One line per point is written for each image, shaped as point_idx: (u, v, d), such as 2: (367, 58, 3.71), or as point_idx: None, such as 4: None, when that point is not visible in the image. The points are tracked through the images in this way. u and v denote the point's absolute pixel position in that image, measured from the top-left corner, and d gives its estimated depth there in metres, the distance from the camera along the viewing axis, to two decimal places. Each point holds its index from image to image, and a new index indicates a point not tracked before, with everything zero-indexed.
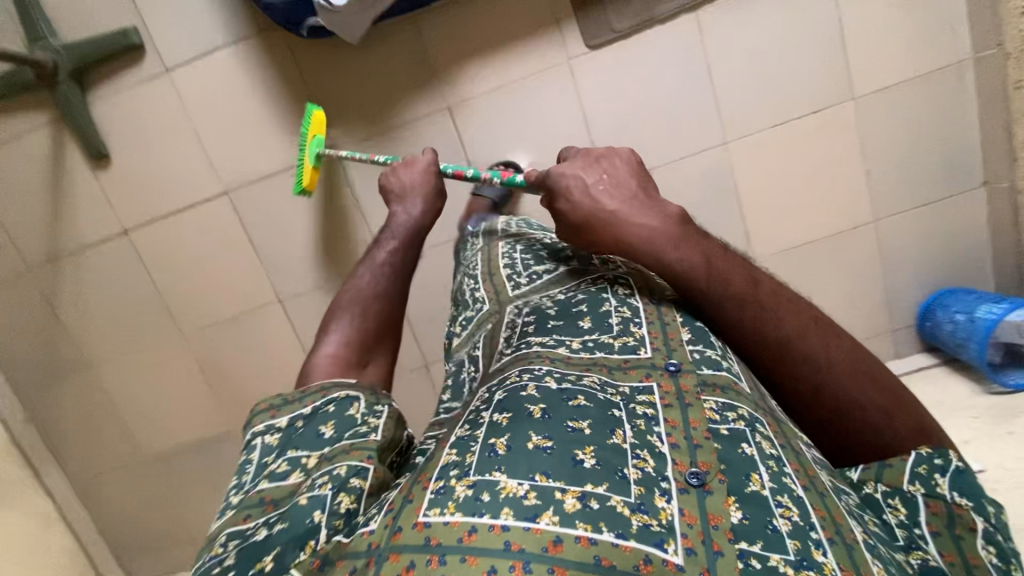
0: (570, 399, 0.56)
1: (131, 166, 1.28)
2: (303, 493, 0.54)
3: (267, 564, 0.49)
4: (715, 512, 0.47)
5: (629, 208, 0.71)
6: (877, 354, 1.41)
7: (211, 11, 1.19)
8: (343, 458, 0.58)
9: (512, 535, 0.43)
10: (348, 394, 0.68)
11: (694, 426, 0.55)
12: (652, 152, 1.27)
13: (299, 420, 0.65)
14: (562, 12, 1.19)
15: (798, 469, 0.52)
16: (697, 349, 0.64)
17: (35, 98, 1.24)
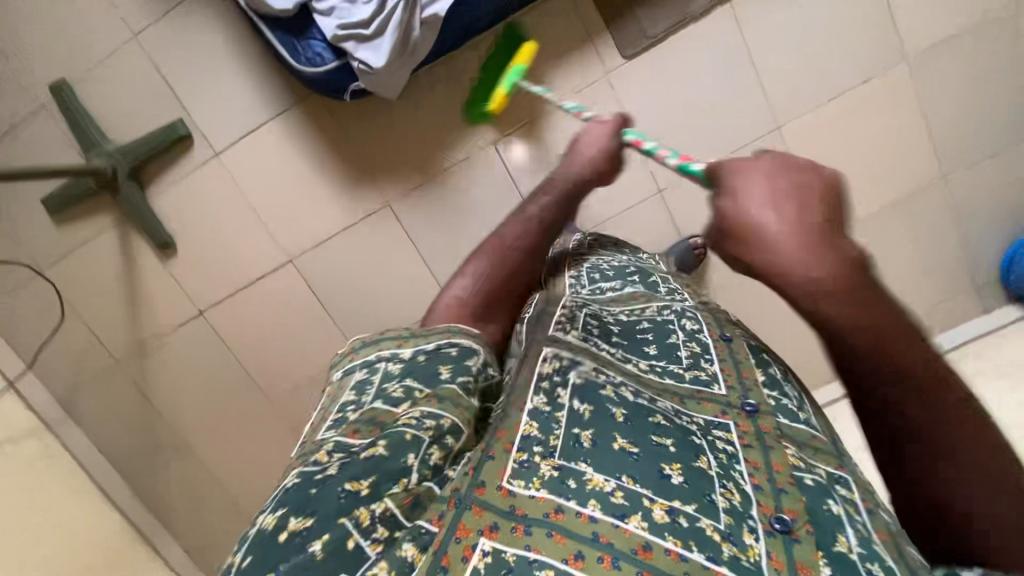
0: (650, 415, 0.49)
1: (196, 250, 1.31)
2: (408, 424, 0.45)
3: (363, 490, 0.41)
4: (805, 564, 0.40)
5: (821, 241, 0.43)
6: (966, 312, 1.36)
7: (252, 91, 1.22)
8: (452, 407, 0.48)
9: (599, 527, 0.39)
10: (471, 345, 0.55)
11: (776, 469, 0.47)
12: (704, 148, 1.24)
13: (421, 354, 0.53)
14: (594, 27, 1.18)
15: (887, 540, 0.44)
16: (775, 395, 0.55)
17: (99, 202, 1.29)
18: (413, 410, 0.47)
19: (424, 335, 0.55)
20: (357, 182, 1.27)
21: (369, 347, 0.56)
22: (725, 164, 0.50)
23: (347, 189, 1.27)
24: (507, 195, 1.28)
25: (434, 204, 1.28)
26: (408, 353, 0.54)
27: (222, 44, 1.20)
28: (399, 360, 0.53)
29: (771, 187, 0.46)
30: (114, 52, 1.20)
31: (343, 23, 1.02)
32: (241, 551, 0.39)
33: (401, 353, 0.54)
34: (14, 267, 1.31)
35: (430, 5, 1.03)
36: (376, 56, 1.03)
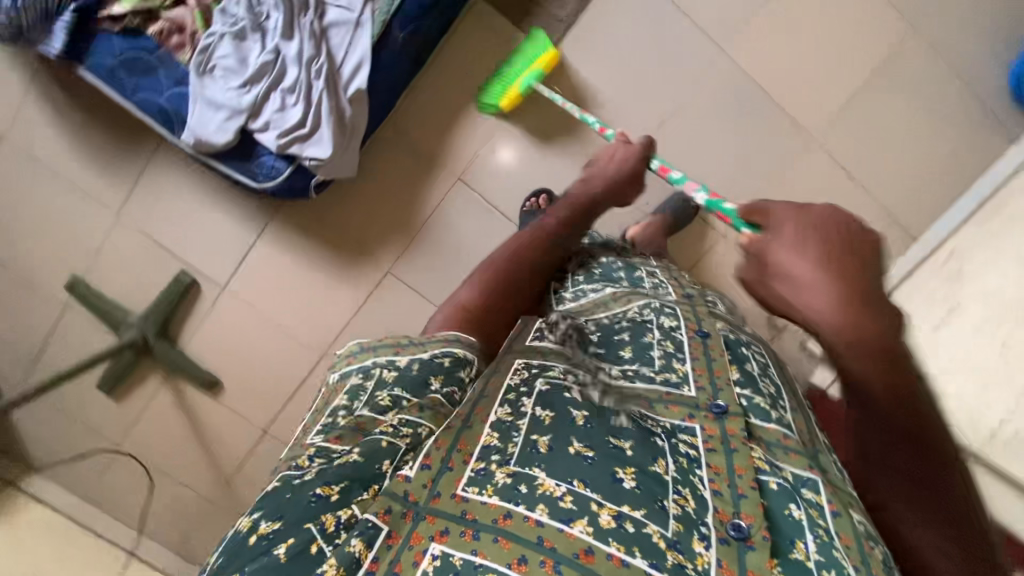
0: (613, 413, 0.50)
1: (240, 378, 1.39)
2: (386, 431, 0.47)
3: (334, 496, 0.43)
4: (756, 572, 0.42)
5: (860, 294, 0.42)
6: (999, 150, 1.26)
7: (231, 223, 1.29)
8: (432, 415, 0.50)
9: (545, 531, 0.40)
10: (465, 355, 0.56)
11: (739, 473, 0.49)
12: (661, 98, 1.22)
13: (415, 361, 0.54)
14: (508, 34, 1.20)
15: (851, 545, 0.46)
16: (747, 393, 0.57)
17: (144, 369, 1.38)
18: (394, 416, 0.49)
19: (422, 344, 0.56)
20: (353, 263, 1.31)
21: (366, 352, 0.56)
22: (778, 204, 0.49)
23: (346, 272, 1.32)
24: (491, 218, 1.28)
25: (425, 257, 1.30)
26: (404, 361, 0.54)
27: (190, 193, 1.27)
28: (395, 368, 0.53)
29: (823, 237, 0.44)
30: (106, 237, 1.30)
31: (282, 131, 1.06)
32: (217, 552, 0.42)
33: (397, 360, 0.54)
34: (98, 454, 1.41)
35: (350, 81, 1.07)
36: (322, 147, 1.06)
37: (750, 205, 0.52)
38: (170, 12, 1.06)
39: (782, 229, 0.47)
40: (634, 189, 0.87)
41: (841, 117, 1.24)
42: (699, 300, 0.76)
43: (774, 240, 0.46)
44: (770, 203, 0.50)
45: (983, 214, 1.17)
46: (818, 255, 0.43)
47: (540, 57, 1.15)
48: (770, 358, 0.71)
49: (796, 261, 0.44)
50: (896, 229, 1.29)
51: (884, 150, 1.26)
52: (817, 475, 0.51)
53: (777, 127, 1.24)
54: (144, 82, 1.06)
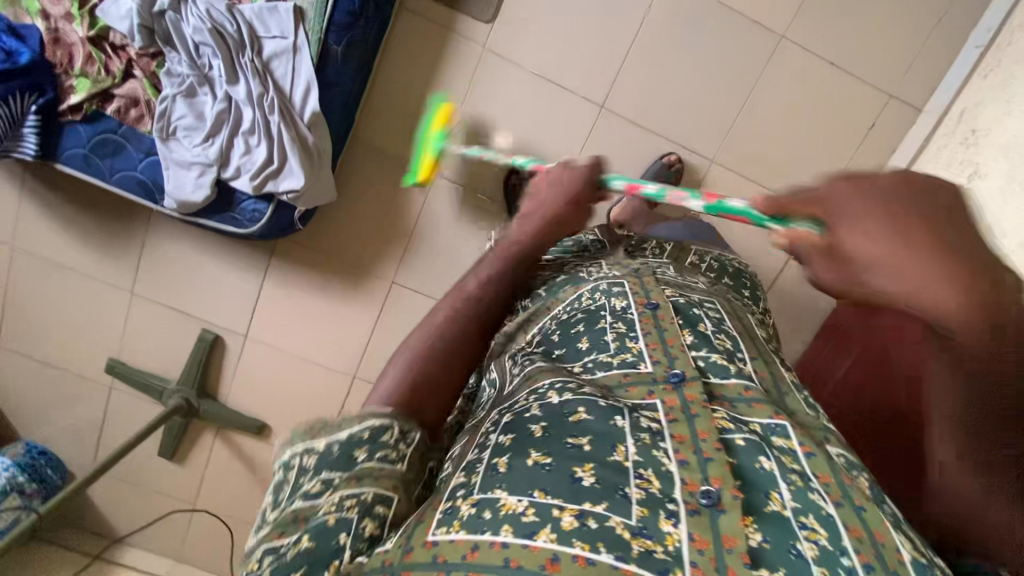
0: (570, 414, 0.52)
1: (283, 416, 1.43)
2: (328, 511, 0.47)
3: None
4: (730, 535, 0.43)
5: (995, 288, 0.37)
6: None
7: (235, 273, 1.33)
8: (373, 481, 0.49)
9: (509, 551, 0.40)
10: (384, 421, 0.54)
11: (703, 437, 0.51)
12: (614, 40, 1.18)
13: (335, 443, 0.52)
14: (444, 18, 1.16)
15: (828, 481, 0.49)
16: (703, 355, 0.65)
17: (195, 429, 1.44)
18: (333, 495, 0.48)
19: (338, 424, 0.53)
20: (357, 283, 1.33)
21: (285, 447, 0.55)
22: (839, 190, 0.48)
23: (353, 293, 1.34)
24: (477, 204, 1.27)
25: (425, 260, 1.31)
26: (322, 445, 0.52)
27: (190, 255, 1.31)
28: (314, 453, 0.52)
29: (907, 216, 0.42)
30: (128, 315, 1.36)
31: (253, 173, 1.07)
32: None
33: (315, 445, 0.53)
34: (176, 513, 1.51)
35: (303, 108, 1.08)
36: (295, 177, 1.07)
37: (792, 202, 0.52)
38: (122, 86, 1.08)
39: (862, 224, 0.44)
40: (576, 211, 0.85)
41: (808, 7, 1.16)
42: (644, 270, 0.83)
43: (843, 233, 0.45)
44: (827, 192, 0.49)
45: (986, 67, 1.10)
46: (910, 244, 0.40)
47: (438, 118, 1.18)
48: (722, 310, 0.78)
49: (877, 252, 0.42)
50: (896, 107, 1.21)
51: (862, 28, 1.17)
52: (784, 421, 0.56)
53: (743, 37, 1.17)
54: (117, 161, 1.10)
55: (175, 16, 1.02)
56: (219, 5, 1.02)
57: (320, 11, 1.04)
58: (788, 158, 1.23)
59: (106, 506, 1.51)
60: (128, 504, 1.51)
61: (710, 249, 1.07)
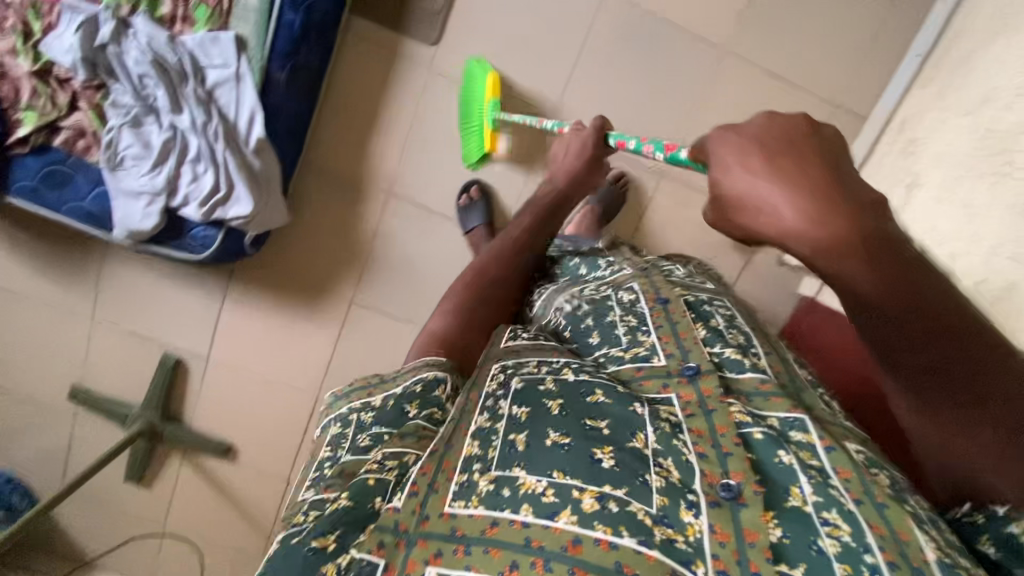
0: (589, 395, 0.60)
1: (248, 438, 1.44)
2: (372, 470, 0.57)
3: (329, 546, 0.51)
4: (751, 529, 0.49)
5: (863, 240, 0.43)
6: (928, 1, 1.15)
7: (195, 297, 1.33)
8: (415, 441, 0.61)
9: (530, 531, 0.47)
10: (434, 377, 0.70)
11: (721, 433, 0.57)
12: (560, 58, 1.19)
13: (390, 399, 0.67)
14: (390, 41, 1.17)
15: (848, 477, 0.54)
16: (717, 352, 0.72)
17: (161, 454, 1.45)
18: (379, 452, 0.59)
19: (392, 384, 0.70)
20: (317, 304, 1.33)
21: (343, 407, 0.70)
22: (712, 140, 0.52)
23: (313, 314, 1.34)
24: (431, 221, 1.28)
25: (381, 280, 1.31)
26: (377, 401, 0.68)
27: (149, 281, 1.32)
28: (371, 407, 0.67)
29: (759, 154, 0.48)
30: (90, 341, 1.37)
31: (201, 201, 1.08)
32: None
33: (371, 401, 0.68)
34: (147, 537, 1.52)
35: (249, 134, 1.09)
36: (243, 204, 1.08)
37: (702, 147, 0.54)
38: (68, 119, 1.09)
39: (723, 167, 0.50)
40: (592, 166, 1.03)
41: (748, 20, 1.17)
42: (654, 270, 0.90)
43: (722, 178, 0.49)
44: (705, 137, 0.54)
45: (926, 75, 1.11)
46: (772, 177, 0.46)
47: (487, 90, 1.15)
48: (732, 306, 0.86)
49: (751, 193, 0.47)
50: (842, 116, 1.22)
51: (805, 40, 1.18)
52: (800, 414, 0.62)
53: (687, 50, 1.19)
54: (68, 193, 1.11)
55: (116, 48, 1.03)
56: (161, 37, 1.04)
57: (261, 40, 1.06)
58: None
59: (76, 532, 1.52)
60: (98, 529, 1.52)
61: (689, 258, 1.10)
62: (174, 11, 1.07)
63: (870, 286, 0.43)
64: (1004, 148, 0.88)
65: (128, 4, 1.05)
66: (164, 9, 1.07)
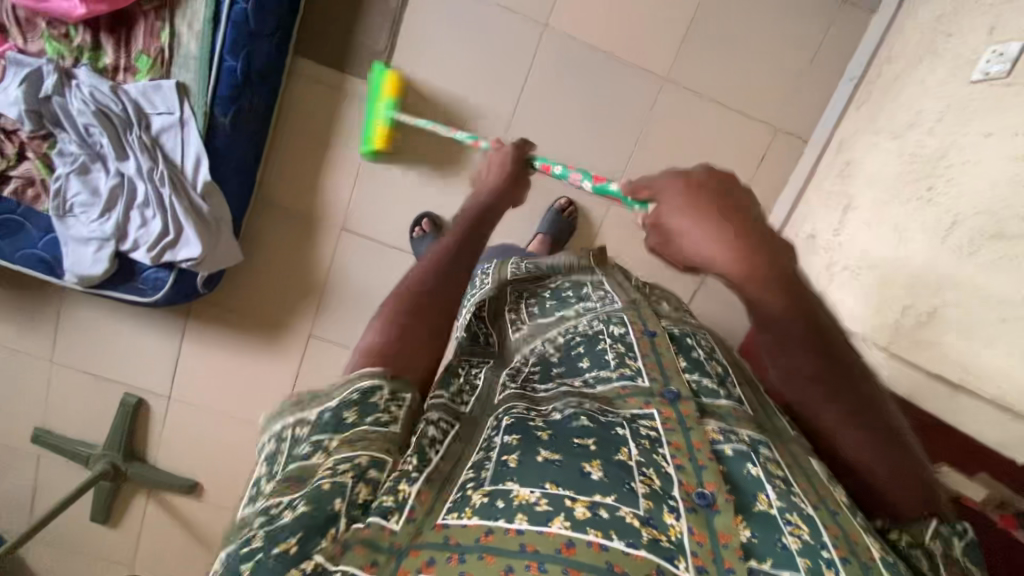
0: (574, 420, 0.52)
1: (212, 473, 1.44)
2: (324, 475, 0.43)
3: (292, 549, 0.39)
4: (725, 532, 0.45)
5: (775, 268, 0.51)
6: (861, 26, 1.18)
7: (155, 336, 1.34)
8: (367, 444, 0.45)
9: (525, 537, 0.40)
10: (373, 382, 0.51)
11: (698, 447, 0.52)
12: (504, 92, 1.21)
13: (325, 412, 0.49)
14: (337, 81, 1.19)
15: (807, 488, 0.52)
16: (694, 377, 0.65)
17: (125, 493, 1.45)
18: (328, 460, 0.44)
19: (329, 393, 0.50)
20: (275, 339, 1.34)
21: (280, 419, 0.51)
22: (661, 179, 0.57)
23: (272, 348, 1.35)
24: (384, 254, 1.29)
25: (337, 312, 1.32)
26: (314, 415, 0.49)
27: (108, 321, 1.33)
28: (307, 422, 0.49)
29: (702, 200, 0.53)
30: (51, 382, 1.37)
31: (150, 245, 1.09)
32: None
33: (305, 417, 0.50)
34: None
35: (195, 178, 1.10)
36: (192, 246, 1.09)
37: (638, 187, 0.59)
38: (18, 168, 1.10)
39: (666, 203, 0.55)
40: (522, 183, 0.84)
41: (688, 49, 1.20)
42: (643, 304, 0.83)
43: (664, 212, 0.55)
44: (653, 177, 0.58)
45: (862, 99, 1.14)
46: (709, 220, 0.52)
47: (386, 86, 1.16)
48: (714, 342, 0.81)
49: (694, 228, 0.52)
50: (784, 138, 1.24)
51: (743, 66, 1.21)
52: (766, 438, 0.58)
53: (627, 80, 1.21)
54: (19, 241, 1.12)
55: (61, 100, 1.04)
56: (103, 88, 1.06)
57: (204, 86, 1.08)
58: None
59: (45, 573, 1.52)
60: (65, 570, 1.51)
61: (673, 295, 1.03)
62: (117, 62, 1.08)
63: (776, 307, 0.52)
64: (928, 173, 0.90)
65: (71, 56, 1.07)
66: (107, 60, 1.08)
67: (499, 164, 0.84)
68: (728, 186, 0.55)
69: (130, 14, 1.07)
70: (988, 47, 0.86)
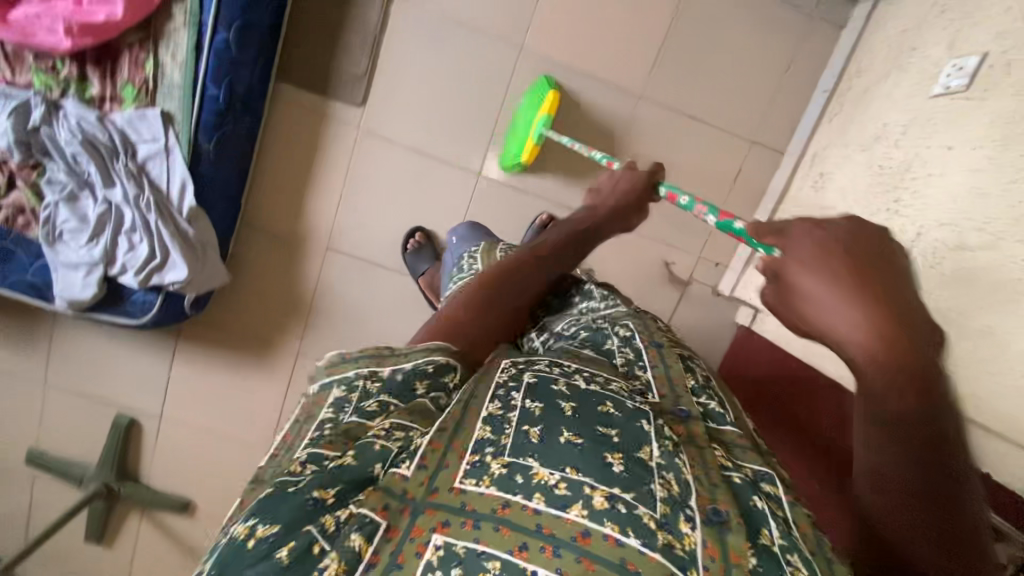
0: (601, 404, 0.45)
1: (204, 491, 1.45)
2: (377, 435, 0.40)
3: (330, 498, 0.35)
4: (736, 554, 0.37)
5: (900, 346, 0.39)
6: (831, 40, 1.20)
7: (145, 357, 1.36)
8: (421, 420, 0.43)
9: (542, 518, 0.36)
10: (449, 361, 0.50)
11: (708, 464, 0.45)
12: (483, 111, 1.23)
13: (399, 374, 0.46)
14: (319, 104, 1.22)
15: (808, 531, 0.43)
16: (702, 402, 0.57)
17: (119, 513, 1.46)
18: (383, 422, 0.42)
19: (405, 352, 0.48)
20: (264, 357, 1.36)
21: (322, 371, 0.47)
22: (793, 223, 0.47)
23: (261, 367, 1.37)
24: (368, 270, 1.31)
25: (324, 330, 1.34)
26: (387, 371, 0.46)
27: (99, 343, 1.35)
28: (378, 379, 0.45)
29: (838, 254, 0.43)
30: (44, 405, 1.39)
31: (137, 268, 1.10)
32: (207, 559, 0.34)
33: (379, 373, 0.46)
34: None
35: (181, 204, 1.13)
36: (178, 270, 1.11)
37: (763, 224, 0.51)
38: (7, 198, 1.13)
39: (795, 252, 0.46)
40: (637, 212, 0.83)
41: (662, 66, 1.22)
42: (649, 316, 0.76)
43: (790, 265, 0.45)
44: (786, 222, 0.48)
45: (833, 111, 1.15)
46: (831, 273, 0.43)
47: (545, 105, 1.16)
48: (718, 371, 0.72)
49: (814, 278, 0.43)
50: (760, 151, 1.26)
51: (717, 81, 1.23)
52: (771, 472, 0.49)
53: (603, 97, 1.23)
54: (10, 267, 1.15)
55: (49, 130, 1.08)
56: (90, 117, 1.09)
57: (187, 114, 1.11)
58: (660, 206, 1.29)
59: None
60: None
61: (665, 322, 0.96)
62: (103, 92, 1.12)
63: (874, 371, 0.40)
64: (896, 184, 0.92)
65: (59, 88, 1.11)
66: (93, 91, 1.11)
67: (624, 183, 0.83)
68: (891, 260, 0.43)
69: (115, 46, 1.10)
70: (948, 61, 0.87)
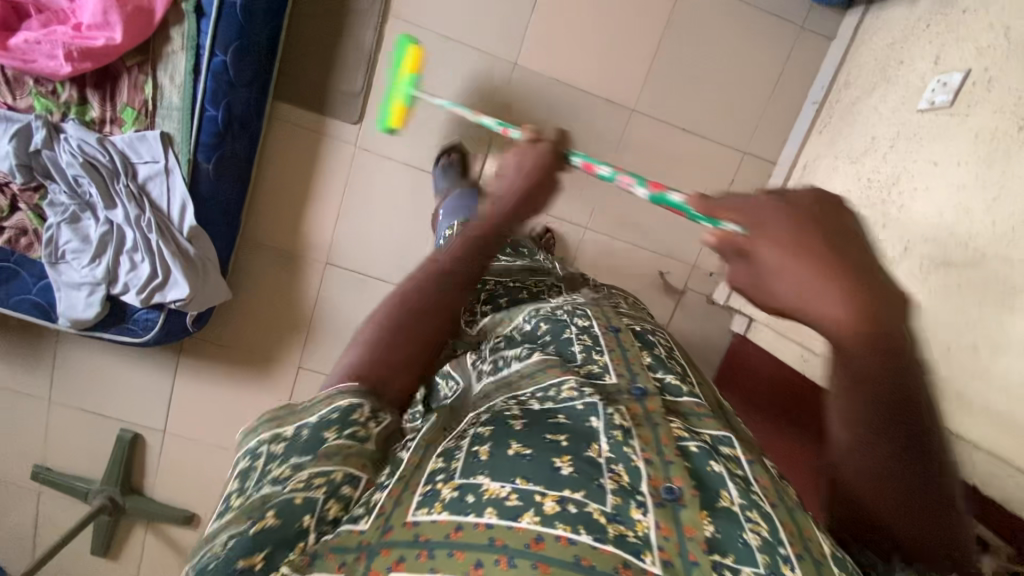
0: (552, 417, 0.46)
1: (208, 503, 1.46)
2: (295, 488, 0.37)
3: (258, 564, 0.35)
4: (691, 525, 0.39)
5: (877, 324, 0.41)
6: (820, 51, 1.22)
7: (148, 372, 1.38)
8: (344, 460, 0.39)
9: (494, 530, 0.36)
10: (354, 402, 0.42)
11: (665, 443, 0.46)
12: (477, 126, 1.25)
13: (303, 428, 0.40)
14: (315, 122, 1.23)
15: (767, 484, 0.47)
16: (658, 376, 0.61)
17: (124, 527, 1.47)
18: (297, 475, 0.38)
19: (308, 405, 0.42)
20: (265, 370, 1.38)
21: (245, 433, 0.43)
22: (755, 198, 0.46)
23: (263, 379, 1.39)
24: (366, 283, 1.33)
25: (325, 343, 1.36)
26: (291, 430, 0.41)
27: (102, 360, 1.37)
28: (283, 439, 0.40)
29: (818, 235, 0.43)
30: (49, 421, 1.41)
31: (138, 287, 1.12)
32: None
33: (283, 432, 0.41)
34: None
35: (182, 223, 1.15)
36: (180, 287, 1.13)
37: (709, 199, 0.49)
38: (9, 219, 1.14)
39: (766, 231, 0.44)
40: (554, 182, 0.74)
41: (654, 79, 1.23)
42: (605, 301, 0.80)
43: (762, 242, 0.43)
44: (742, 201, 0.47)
45: (823, 122, 1.17)
46: (803, 251, 0.42)
47: (407, 61, 1.16)
48: (673, 341, 0.79)
49: (792, 260, 0.42)
50: (752, 161, 1.28)
51: (708, 94, 1.24)
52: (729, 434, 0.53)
53: (597, 111, 1.25)
54: (13, 288, 1.17)
55: (50, 153, 1.10)
56: (91, 140, 1.11)
57: (186, 135, 1.12)
58: (654, 216, 1.31)
59: None
60: None
61: (629, 293, 1.00)
62: (103, 114, 1.13)
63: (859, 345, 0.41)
64: (882, 198, 0.93)
65: (59, 112, 1.12)
66: (93, 114, 1.13)
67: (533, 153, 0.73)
68: (850, 233, 0.44)
69: (114, 70, 1.12)
70: (933, 76, 0.89)
